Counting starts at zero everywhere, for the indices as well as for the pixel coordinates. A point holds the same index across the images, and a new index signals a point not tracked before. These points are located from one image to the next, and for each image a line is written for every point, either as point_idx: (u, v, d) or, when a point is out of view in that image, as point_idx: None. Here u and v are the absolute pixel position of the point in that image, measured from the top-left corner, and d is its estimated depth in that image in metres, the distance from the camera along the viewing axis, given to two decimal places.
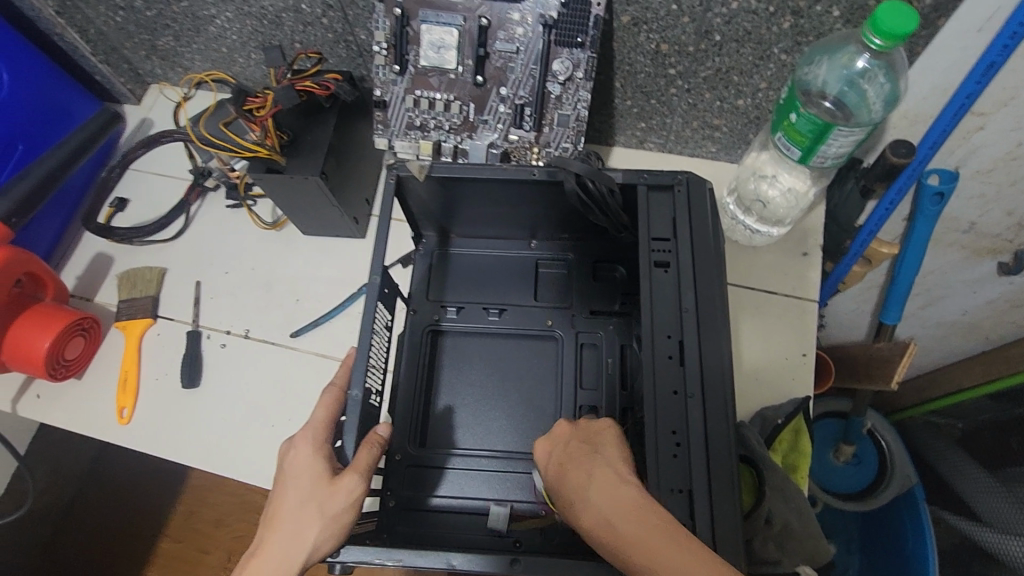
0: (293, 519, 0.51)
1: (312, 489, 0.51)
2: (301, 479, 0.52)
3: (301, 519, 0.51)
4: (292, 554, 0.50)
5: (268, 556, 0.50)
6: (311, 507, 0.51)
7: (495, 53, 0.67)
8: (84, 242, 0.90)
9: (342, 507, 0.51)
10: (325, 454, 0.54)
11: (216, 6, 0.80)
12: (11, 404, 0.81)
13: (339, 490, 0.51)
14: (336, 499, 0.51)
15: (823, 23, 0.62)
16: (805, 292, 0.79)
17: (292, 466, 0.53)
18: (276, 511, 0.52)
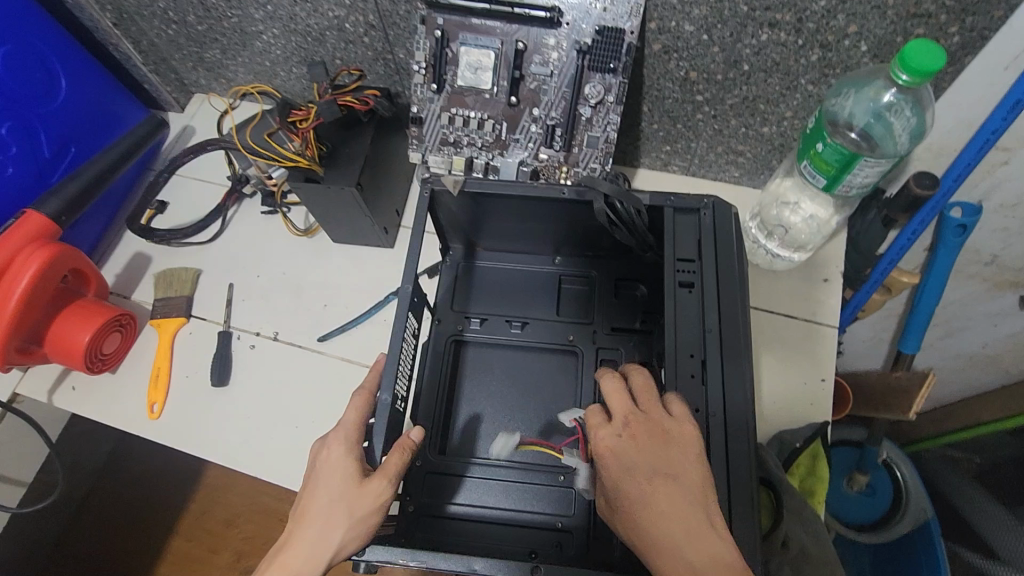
0: (323, 517, 0.52)
1: (343, 490, 0.53)
2: (332, 479, 0.54)
3: (329, 519, 0.52)
4: (318, 552, 0.52)
5: (295, 552, 0.52)
6: (340, 507, 0.53)
7: (529, 76, 0.70)
8: (125, 242, 0.94)
9: (369, 509, 0.53)
10: (357, 456, 0.55)
11: (264, 23, 0.84)
12: (48, 395, 0.83)
13: (368, 492, 0.53)
14: (365, 501, 0.53)
15: (851, 57, 0.64)
16: (825, 317, 0.80)
17: (325, 466, 0.55)
18: (307, 508, 0.53)
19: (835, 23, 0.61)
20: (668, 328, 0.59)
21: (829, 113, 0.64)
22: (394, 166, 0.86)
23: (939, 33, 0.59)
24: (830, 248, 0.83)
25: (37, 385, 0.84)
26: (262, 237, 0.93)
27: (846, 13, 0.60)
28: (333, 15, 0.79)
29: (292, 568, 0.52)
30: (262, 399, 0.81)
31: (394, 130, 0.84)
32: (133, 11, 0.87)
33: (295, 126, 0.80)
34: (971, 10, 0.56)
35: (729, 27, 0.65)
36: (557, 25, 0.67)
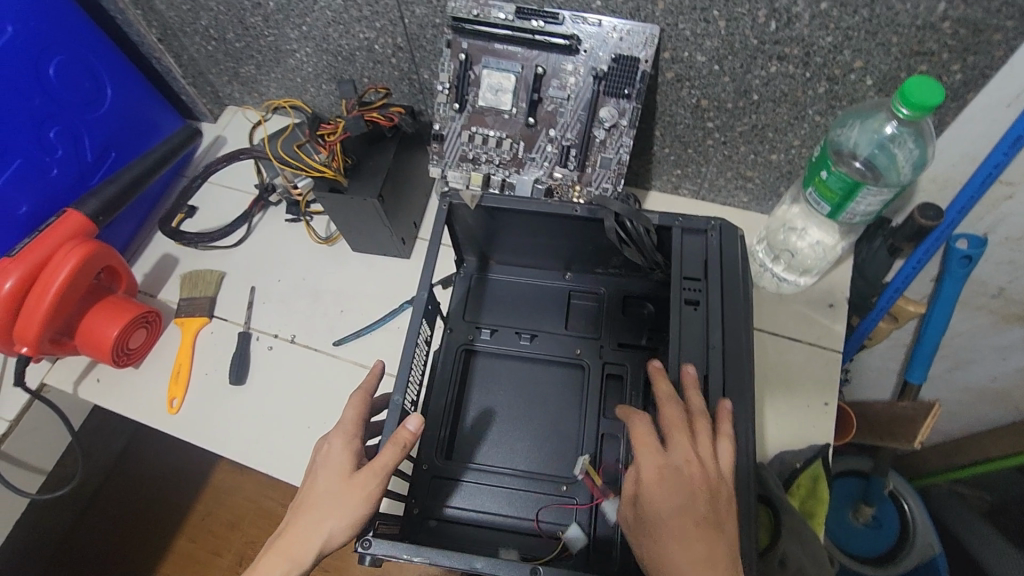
0: (318, 507, 0.55)
1: (337, 481, 0.56)
2: (329, 470, 0.57)
3: (323, 509, 0.55)
4: (311, 539, 0.55)
5: (290, 538, 0.55)
6: (333, 497, 0.55)
7: (547, 98, 0.73)
8: (153, 243, 0.98)
9: (358, 501, 0.55)
10: (354, 449, 0.58)
11: (298, 42, 0.89)
12: (73, 386, 0.87)
13: (358, 485, 0.55)
14: (354, 491, 0.55)
15: (856, 90, 0.66)
16: (829, 342, 0.81)
17: (326, 460, 0.58)
18: (305, 498, 0.57)
19: (841, 58, 0.64)
20: (671, 343, 0.62)
21: (837, 142, 0.66)
22: (414, 181, 0.89)
23: (942, 70, 0.62)
24: (835, 274, 0.85)
25: (63, 376, 0.87)
26: (285, 244, 0.96)
27: (851, 49, 0.62)
28: (363, 37, 0.84)
29: (286, 553, 0.54)
30: (277, 400, 0.84)
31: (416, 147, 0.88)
32: (176, 28, 0.93)
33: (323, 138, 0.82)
34: (972, 50, 0.59)
35: (739, 59, 0.68)
36: (575, 52, 0.70)
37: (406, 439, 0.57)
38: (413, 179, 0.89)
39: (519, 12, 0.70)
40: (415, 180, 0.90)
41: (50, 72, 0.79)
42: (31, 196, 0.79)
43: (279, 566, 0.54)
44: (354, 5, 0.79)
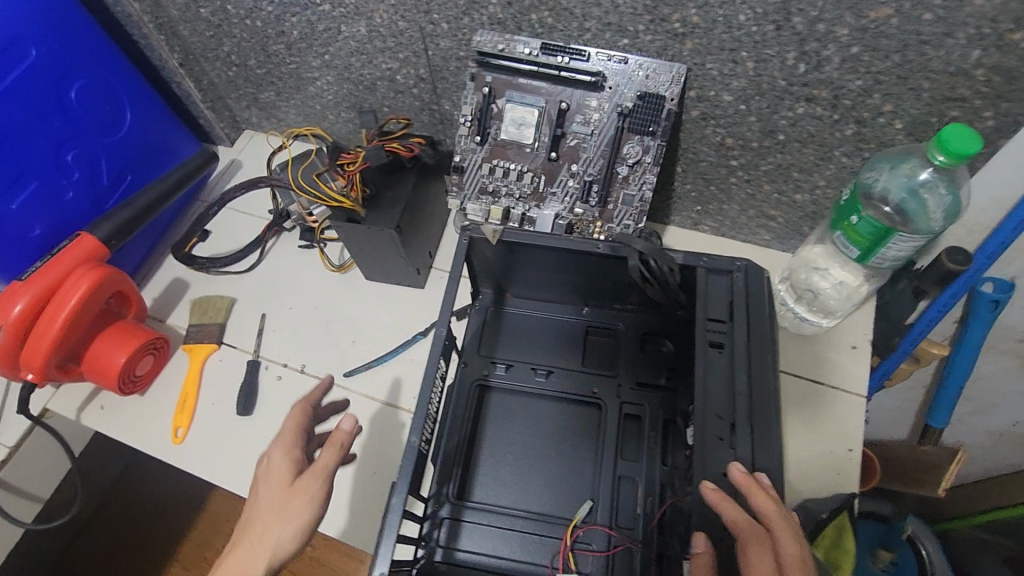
0: (260, 521, 0.53)
1: (280, 492, 0.54)
2: (270, 480, 0.55)
3: (266, 522, 0.53)
4: (257, 555, 0.52)
5: (235, 559, 0.52)
6: (275, 509, 0.53)
7: (570, 134, 0.73)
8: (165, 267, 0.97)
9: (300, 505, 0.53)
10: (295, 457, 0.57)
11: (320, 70, 0.89)
12: (76, 412, 0.85)
13: (299, 490, 0.54)
14: (298, 499, 0.53)
15: (885, 133, 0.65)
16: (853, 385, 0.79)
17: (267, 471, 0.56)
18: (250, 516, 0.54)
19: (871, 101, 0.63)
20: (697, 386, 0.59)
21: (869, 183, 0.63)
22: (430, 211, 0.89)
23: (974, 115, 0.61)
24: (859, 316, 0.83)
25: (67, 401, 0.86)
26: (298, 270, 0.95)
27: (881, 93, 0.62)
28: (386, 67, 0.84)
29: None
30: None
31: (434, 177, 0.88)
32: (199, 52, 0.94)
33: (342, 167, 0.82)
34: (1006, 97, 0.58)
35: (766, 99, 0.67)
36: (600, 89, 0.70)
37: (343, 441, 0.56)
38: (430, 209, 0.89)
39: (545, 48, 0.70)
40: (432, 210, 0.89)
41: (71, 95, 0.79)
42: (45, 219, 0.79)
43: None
44: (379, 36, 0.79)
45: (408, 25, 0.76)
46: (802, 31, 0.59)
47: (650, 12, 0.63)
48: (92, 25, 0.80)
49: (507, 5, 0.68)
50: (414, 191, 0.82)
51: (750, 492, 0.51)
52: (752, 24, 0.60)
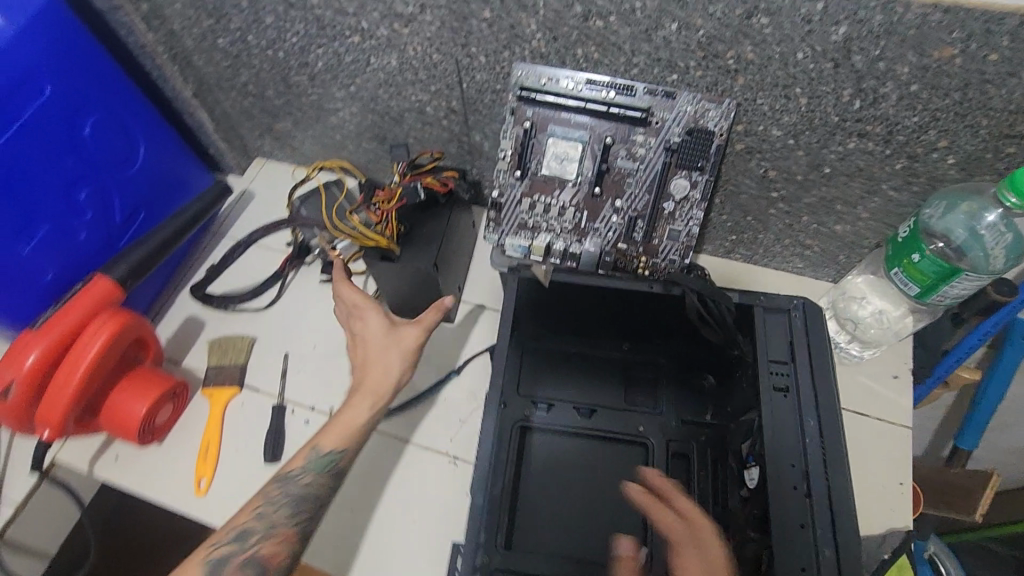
0: (376, 360, 0.71)
1: (382, 336, 0.71)
2: (374, 333, 0.71)
3: (385, 355, 0.70)
4: (384, 380, 0.70)
5: (364, 387, 0.70)
6: (390, 346, 0.70)
7: (615, 169, 0.71)
8: (177, 305, 0.92)
9: (410, 346, 0.70)
10: (382, 317, 0.72)
11: (344, 101, 0.87)
12: (88, 465, 0.80)
13: (404, 336, 0.71)
14: (404, 332, 0.71)
15: (937, 168, 0.65)
16: (898, 417, 0.78)
17: (366, 327, 0.72)
18: (366, 362, 0.71)
19: (925, 137, 0.62)
20: (767, 434, 0.58)
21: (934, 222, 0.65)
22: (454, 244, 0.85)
23: None
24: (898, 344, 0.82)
25: (78, 453, 0.80)
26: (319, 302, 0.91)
27: (937, 130, 0.61)
28: (415, 98, 0.81)
29: (370, 379, 0.70)
30: None
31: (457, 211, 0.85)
32: (213, 82, 0.90)
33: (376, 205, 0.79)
34: None
35: (817, 135, 0.66)
36: (647, 124, 0.69)
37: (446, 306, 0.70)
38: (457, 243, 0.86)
39: (590, 82, 0.69)
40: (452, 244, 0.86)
41: (84, 132, 0.75)
42: (57, 262, 0.74)
43: (365, 403, 0.69)
44: (410, 68, 0.77)
45: (443, 58, 0.73)
46: (862, 69, 0.58)
47: (703, 48, 0.62)
48: (106, 57, 0.76)
49: (553, 40, 0.66)
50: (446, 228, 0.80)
51: (667, 491, 0.64)
52: (810, 62, 0.59)
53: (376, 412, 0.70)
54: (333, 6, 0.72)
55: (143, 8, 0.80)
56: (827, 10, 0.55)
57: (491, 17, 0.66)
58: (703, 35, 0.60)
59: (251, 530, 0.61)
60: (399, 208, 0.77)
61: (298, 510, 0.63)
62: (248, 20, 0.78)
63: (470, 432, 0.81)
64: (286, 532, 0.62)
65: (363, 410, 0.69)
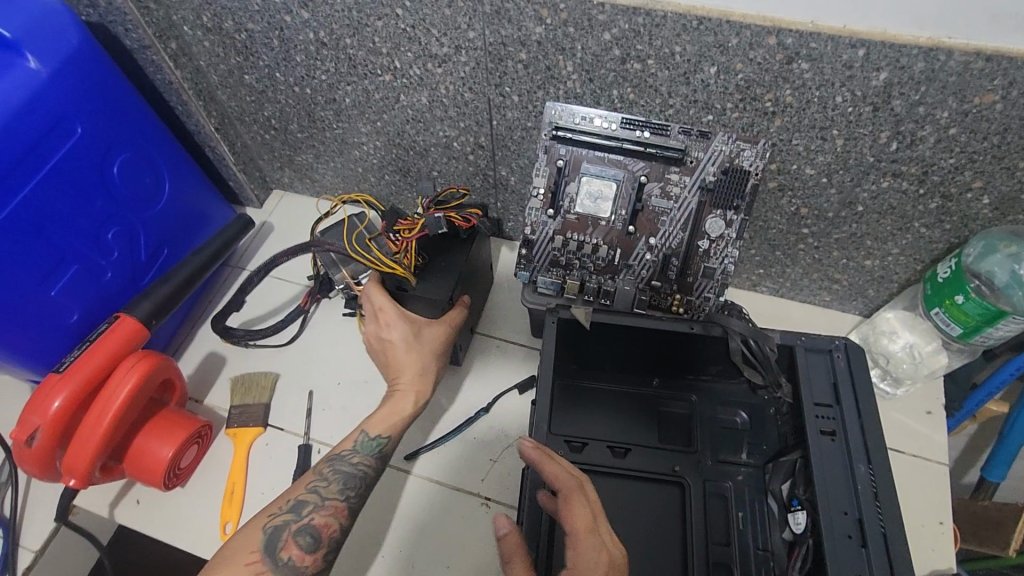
0: (413, 357, 0.75)
1: (413, 341, 0.75)
2: (405, 334, 0.75)
3: (422, 352, 0.75)
4: (426, 375, 0.75)
5: (407, 384, 0.75)
6: (424, 344, 0.75)
7: (649, 208, 0.71)
8: (198, 341, 0.90)
9: (443, 342, 0.76)
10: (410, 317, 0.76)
11: (368, 135, 0.86)
12: (108, 509, 0.77)
13: (436, 334, 0.76)
14: (432, 331, 0.76)
15: (971, 208, 0.65)
16: (934, 453, 0.78)
17: (396, 330, 0.75)
18: (400, 360, 0.75)
19: (961, 178, 0.63)
20: (817, 482, 0.58)
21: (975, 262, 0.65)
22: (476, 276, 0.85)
23: None
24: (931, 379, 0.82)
25: (98, 498, 0.78)
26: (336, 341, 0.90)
27: (973, 171, 0.62)
28: (443, 134, 0.81)
29: (413, 375, 0.75)
30: None
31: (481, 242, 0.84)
32: (236, 116, 0.90)
33: (398, 234, 0.78)
34: None
35: (851, 174, 0.67)
36: (682, 163, 0.68)
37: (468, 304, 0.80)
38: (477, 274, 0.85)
39: (624, 122, 0.68)
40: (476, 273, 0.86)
41: (113, 171, 0.74)
42: (83, 302, 0.73)
43: (410, 397, 0.75)
44: (441, 106, 0.77)
45: (475, 96, 0.74)
46: (901, 112, 0.59)
47: (741, 91, 0.62)
48: (135, 95, 0.76)
49: (588, 81, 0.67)
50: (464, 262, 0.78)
51: (544, 460, 0.64)
52: (849, 105, 0.60)
53: (418, 406, 0.75)
54: (365, 46, 0.72)
55: (172, 45, 0.80)
56: (869, 56, 0.55)
57: (527, 59, 0.66)
58: (742, 79, 0.61)
59: (306, 501, 0.66)
60: (419, 239, 0.77)
61: (346, 486, 0.69)
62: (276, 58, 0.78)
63: (501, 471, 0.79)
64: (338, 505, 0.67)
65: (406, 403, 0.75)
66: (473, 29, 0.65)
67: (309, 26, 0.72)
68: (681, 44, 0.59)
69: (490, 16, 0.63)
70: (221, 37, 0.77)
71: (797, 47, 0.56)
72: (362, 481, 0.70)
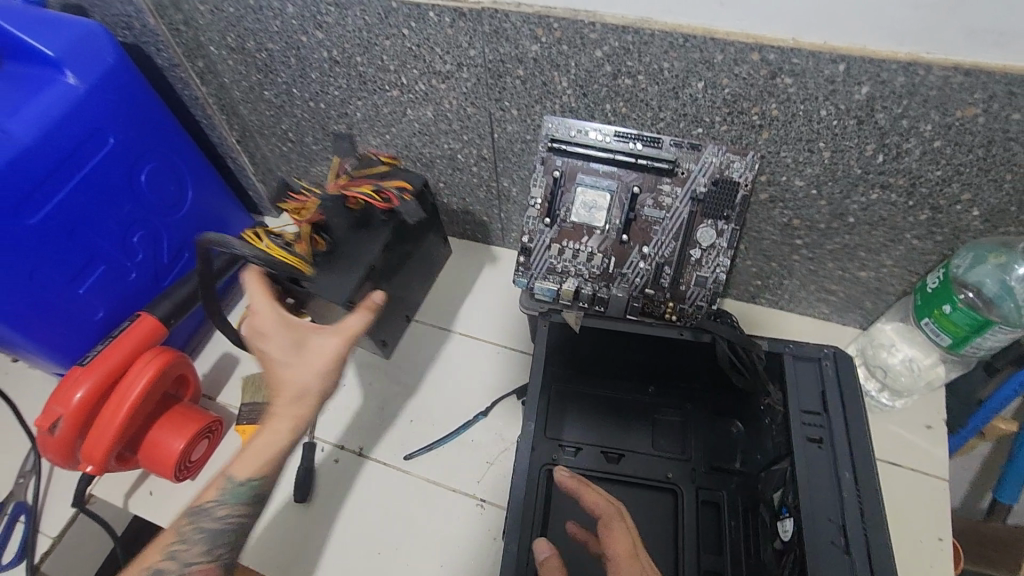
0: (283, 372, 0.61)
1: (293, 355, 0.62)
2: (279, 345, 0.62)
3: (301, 367, 0.61)
4: (308, 394, 0.61)
5: (281, 409, 0.61)
6: (305, 358, 0.62)
7: (642, 218, 0.73)
8: (214, 341, 0.95)
9: (333, 356, 0.62)
10: (292, 326, 0.64)
11: (378, 148, 0.91)
12: (123, 499, 0.81)
13: (321, 347, 0.62)
14: (320, 344, 0.63)
15: (961, 219, 0.66)
16: (933, 467, 0.77)
17: (272, 341, 0.63)
18: (276, 381, 0.61)
19: (948, 190, 0.64)
20: (802, 490, 0.57)
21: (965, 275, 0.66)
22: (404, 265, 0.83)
23: None
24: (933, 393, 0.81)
25: (114, 487, 0.82)
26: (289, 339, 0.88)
27: (961, 182, 0.63)
28: (447, 147, 0.85)
29: (287, 398, 0.60)
30: (349, 513, 0.79)
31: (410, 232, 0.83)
32: (255, 130, 0.95)
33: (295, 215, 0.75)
34: None
35: (840, 185, 0.68)
36: (674, 174, 0.71)
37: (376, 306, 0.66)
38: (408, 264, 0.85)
39: (617, 134, 0.71)
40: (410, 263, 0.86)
41: (140, 179, 0.80)
42: (107, 301, 0.78)
43: (285, 426, 0.61)
44: (445, 119, 0.81)
45: (477, 110, 0.77)
46: (884, 126, 0.60)
47: (729, 105, 0.64)
48: (163, 110, 0.82)
49: (582, 95, 0.70)
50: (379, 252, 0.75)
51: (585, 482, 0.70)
52: (833, 119, 0.61)
53: (296, 439, 0.61)
54: (375, 63, 0.76)
55: (199, 64, 0.86)
56: (849, 71, 0.57)
57: (524, 75, 0.70)
58: (729, 93, 0.63)
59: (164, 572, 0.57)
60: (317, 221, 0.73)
61: (213, 545, 0.59)
62: (293, 75, 0.83)
63: (497, 473, 0.81)
64: (205, 570, 0.58)
65: (280, 436, 0.61)
66: (473, 47, 0.69)
67: (323, 45, 0.77)
68: (669, 61, 0.62)
69: (488, 35, 0.67)
70: (242, 56, 0.83)
71: (780, 63, 0.58)
72: (234, 535, 0.61)
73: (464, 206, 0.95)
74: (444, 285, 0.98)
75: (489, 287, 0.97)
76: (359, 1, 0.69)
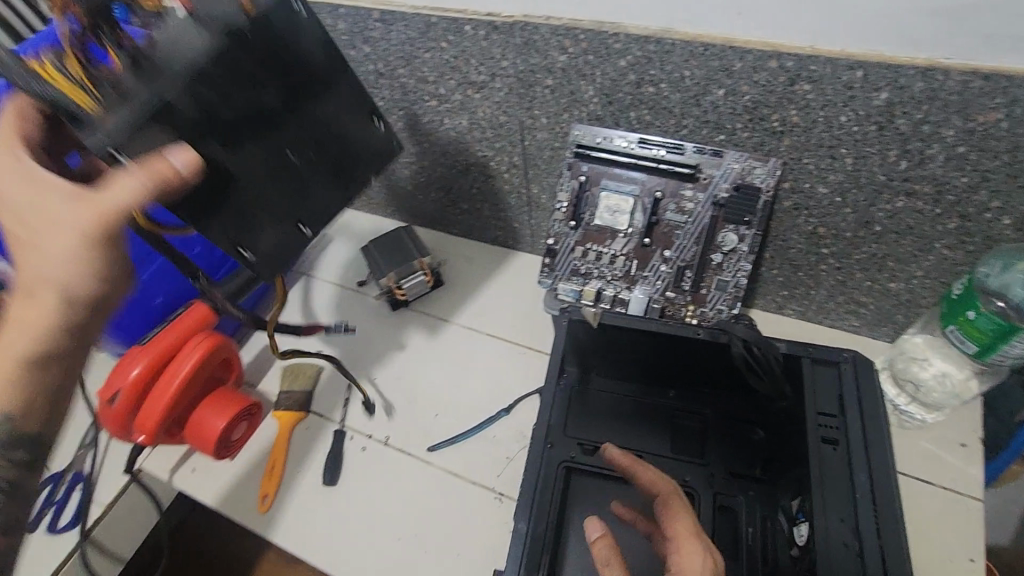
0: (33, 250, 0.47)
1: (52, 218, 0.47)
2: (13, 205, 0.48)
3: (46, 244, 0.46)
4: (44, 275, 0.46)
5: (26, 301, 0.47)
6: (46, 230, 0.47)
7: (664, 222, 0.76)
8: (257, 334, 1.01)
9: (88, 231, 0.46)
10: (43, 179, 0.49)
11: (416, 155, 0.96)
12: (168, 474, 0.87)
13: (69, 216, 0.47)
14: (61, 208, 0.47)
15: (992, 228, 0.65)
16: (968, 487, 0.74)
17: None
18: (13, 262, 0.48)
19: (977, 198, 0.63)
20: (816, 490, 0.57)
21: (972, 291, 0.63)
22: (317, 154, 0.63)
23: None
24: (966, 411, 0.79)
25: (161, 462, 0.88)
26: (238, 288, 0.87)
27: (989, 190, 0.62)
28: (481, 154, 0.90)
29: (22, 285, 0.47)
30: (372, 500, 0.83)
31: (293, 63, 0.58)
32: None
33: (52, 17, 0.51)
34: None
35: (864, 193, 0.68)
36: (695, 180, 0.73)
37: (170, 173, 0.48)
38: (319, 143, 0.63)
39: (642, 141, 0.74)
40: (299, 124, 0.61)
41: None
42: (166, 288, 0.85)
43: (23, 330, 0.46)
44: (479, 127, 0.86)
45: (509, 119, 0.82)
46: (906, 132, 0.61)
47: (749, 112, 0.66)
48: None
49: (607, 103, 0.73)
50: (319, 153, 0.63)
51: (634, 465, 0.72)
52: (854, 124, 0.62)
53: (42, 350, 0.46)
54: (416, 75, 0.82)
55: None
56: (866, 77, 0.58)
57: (553, 84, 0.74)
58: (749, 100, 0.65)
59: None
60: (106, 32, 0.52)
61: None
62: None
63: (516, 470, 0.83)
64: None
65: (45, 308, 0.46)
66: (506, 59, 0.74)
67: (369, 58, 0.83)
68: (690, 69, 0.65)
69: (521, 47, 0.72)
70: None
71: (798, 69, 0.60)
72: None
73: (496, 213, 0.99)
74: (476, 290, 1.02)
75: (518, 293, 1.01)
76: (403, 17, 0.75)
